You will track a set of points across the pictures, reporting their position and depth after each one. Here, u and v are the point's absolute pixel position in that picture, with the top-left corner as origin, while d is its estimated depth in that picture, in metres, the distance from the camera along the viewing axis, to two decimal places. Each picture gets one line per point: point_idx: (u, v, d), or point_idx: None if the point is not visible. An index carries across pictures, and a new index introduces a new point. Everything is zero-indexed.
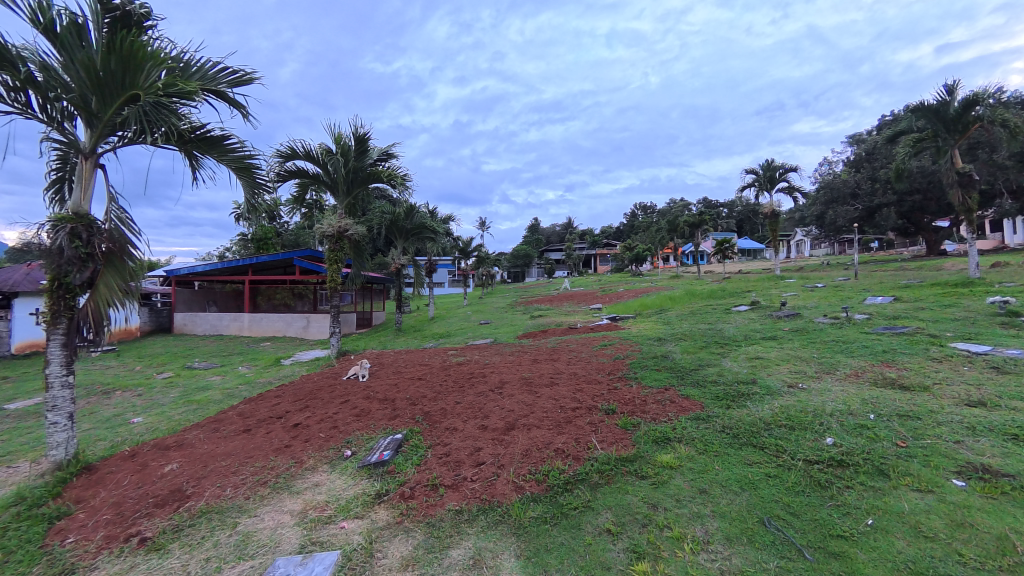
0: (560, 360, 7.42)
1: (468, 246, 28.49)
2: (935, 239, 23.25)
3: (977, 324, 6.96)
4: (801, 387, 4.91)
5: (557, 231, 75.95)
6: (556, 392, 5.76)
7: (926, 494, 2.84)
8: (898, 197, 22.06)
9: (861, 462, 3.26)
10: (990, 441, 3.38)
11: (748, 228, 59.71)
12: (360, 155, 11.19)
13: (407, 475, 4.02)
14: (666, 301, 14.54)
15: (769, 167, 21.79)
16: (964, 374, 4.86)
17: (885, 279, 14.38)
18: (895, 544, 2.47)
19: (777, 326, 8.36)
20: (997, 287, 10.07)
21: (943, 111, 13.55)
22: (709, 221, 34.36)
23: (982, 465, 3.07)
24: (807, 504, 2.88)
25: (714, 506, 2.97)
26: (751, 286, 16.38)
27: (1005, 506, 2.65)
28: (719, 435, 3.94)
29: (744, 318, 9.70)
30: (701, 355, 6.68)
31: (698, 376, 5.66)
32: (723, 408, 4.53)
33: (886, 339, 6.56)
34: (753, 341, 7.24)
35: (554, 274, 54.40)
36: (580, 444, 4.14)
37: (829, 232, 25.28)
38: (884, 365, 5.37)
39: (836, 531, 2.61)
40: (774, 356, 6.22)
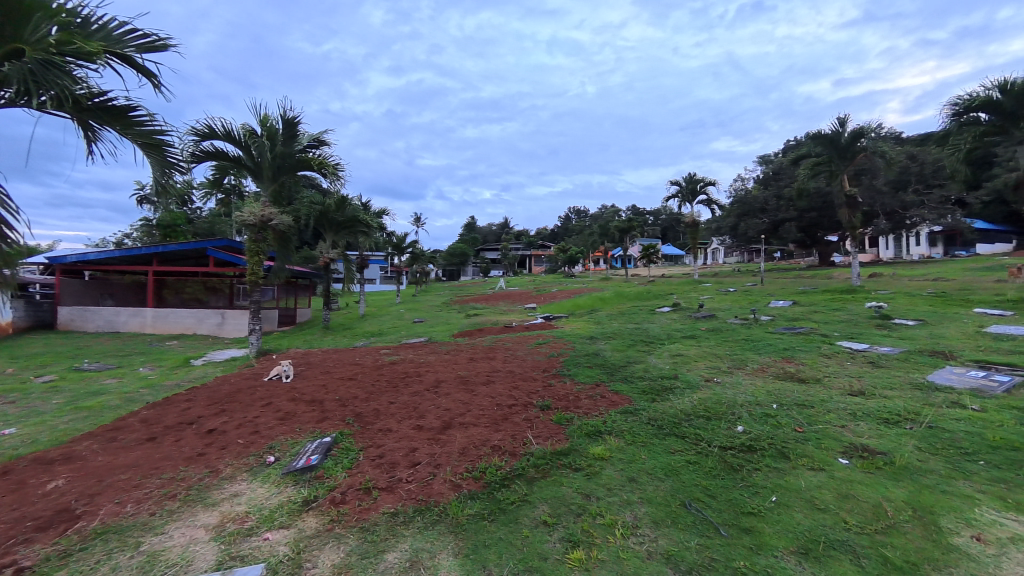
0: (496, 359, 7.48)
1: (402, 242, 27.74)
2: (827, 251, 26.36)
3: (858, 325, 8.09)
4: (716, 381, 5.39)
5: (494, 230, 76.39)
6: (492, 390, 5.82)
7: (818, 472, 3.26)
8: (799, 213, 24.76)
9: (766, 446, 3.66)
10: (866, 425, 3.95)
11: (672, 236, 63.83)
12: (288, 141, 10.50)
13: (337, 479, 3.85)
14: (597, 302, 15.23)
15: (691, 179, 23.54)
16: (848, 367, 5.63)
17: (786, 286, 16.16)
18: (795, 516, 2.80)
19: (695, 326, 9.05)
20: (872, 294, 11.75)
21: (837, 139, 15.49)
22: (637, 227, 36.34)
23: (862, 446, 3.58)
24: (723, 487, 3.17)
25: (642, 493, 3.18)
26: (674, 289, 17.64)
27: (881, 479, 3.13)
28: (645, 427, 4.21)
29: (667, 319, 10.41)
30: (629, 353, 7.08)
31: (626, 372, 6.02)
32: (649, 402, 4.84)
33: (787, 338, 7.39)
34: (676, 340, 7.81)
35: (489, 273, 54.44)
36: (516, 440, 4.22)
37: (741, 242, 27.89)
38: (784, 361, 6.07)
39: (747, 509, 2.91)
40: (693, 353, 6.77)
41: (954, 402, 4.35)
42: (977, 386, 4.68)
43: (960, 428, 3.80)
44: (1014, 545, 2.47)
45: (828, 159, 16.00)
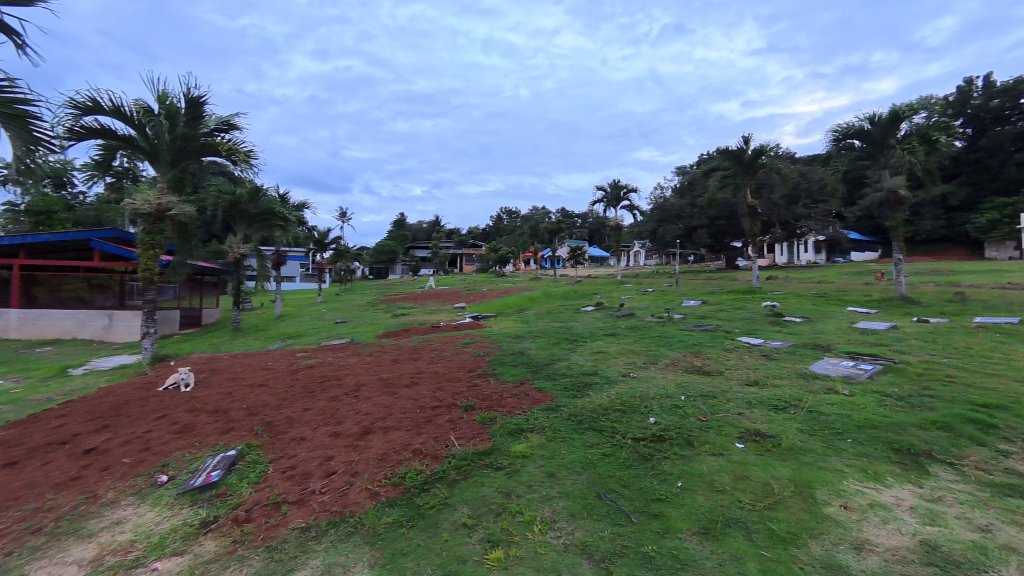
0: (422, 360, 7.28)
1: (325, 237, 26.22)
2: (733, 256, 29.00)
3: (756, 322, 8.97)
4: (633, 375, 5.69)
5: (425, 228, 74.93)
6: (416, 392, 5.65)
7: (718, 456, 3.54)
8: (710, 220, 27.01)
9: (674, 435, 3.91)
10: (759, 411, 4.38)
11: (598, 239, 66.76)
12: (192, 122, 9.45)
13: (242, 496, 3.50)
14: (526, 301, 15.47)
15: (616, 185, 24.77)
16: (746, 360, 6.23)
17: (697, 287, 17.61)
18: (698, 499, 3.01)
19: (616, 324, 9.51)
20: (768, 295, 13.18)
21: (741, 155, 17.13)
22: (565, 229, 37.51)
23: (756, 431, 3.95)
24: (635, 476, 3.32)
25: (561, 487, 3.23)
26: (599, 289, 18.46)
27: (770, 459, 3.47)
28: (566, 423, 4.31)
29: (591, 317, 10.82)
30: (554, 351, 7.26)
31: (550, 370, 6.14)
32: (570, 398, 4.98)
33: (696, 334, 7.99)
34: (598, 337, 8.16)
35: (419, 272, 53.19)
36: (439, 443, 4.12)
37: (660, 246, 29.85)
38: (693, 355, 6.57)
39: (656, 496, 3.06)
40: (613, 350, 7.09)
41: (829, 388, 4.97)
42: (848, 373, 5.38)
43: (833, 411, 4.34)
44: (872, 509, 2.86)
45: (735, 173, 17.63)
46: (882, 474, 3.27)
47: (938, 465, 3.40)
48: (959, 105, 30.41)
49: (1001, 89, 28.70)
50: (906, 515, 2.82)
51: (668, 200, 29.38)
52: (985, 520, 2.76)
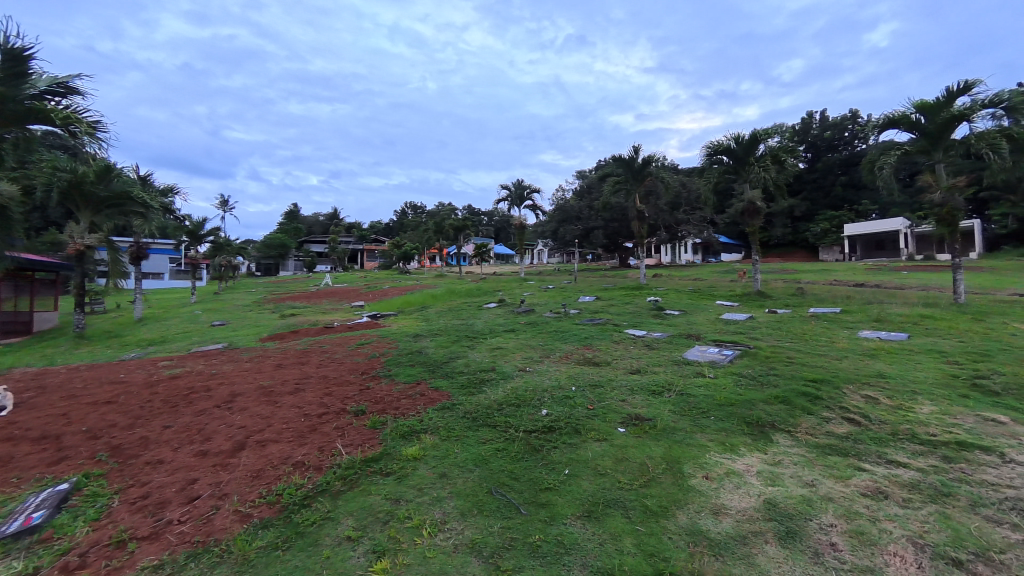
0: (309, 364, 6.71)
1: (198, 228, 22.99)
2: (625, 257, 31.42)
3: (641, 316, 9.81)
4: (528, 369, 5.84)
5: (322, 221, 69.75)
6: (300, 399, 5.17)
7: (602, 441, 3.78)
8: (605, 222, 28.99)
9: (563, 425, 4.09)
10: (640, 397, 4.77)
11: (504, 237, 67.89)
12: (13, 80, 7.46)
13: (74, 539, 2.89)
14: (428, 298, 15.16)
15: (519, 185, 25.37)
16: (630, 350, 6.77)
17: (594, 283, 18.80)
18: (582, 484, 3.17)
19: (516, 320, 9.72)
20: (653, 290, 14.56)
21: (632, 163, 18.60)
22: (471, 226, 37.50)
23: (636, 415, 4.29)
24: (526, 468, 3.40)
25: (452, 487, 3.17)
26: (502, 286, 18.79)
27: (647, 440, 3.79)
28: (461, 421, 4.27)
29: (492, 314, 10.94)
30: (452, 348, 7.19)
31: (447, 368, 6.05)
32: (466, 395, 4.96)
33: (588, 328, 8.49)
34: (497, 334, 8.26)
35: (315, 269, 49.32)
36: (323, 453, 3.80)
37: (561, 246, 31.28)
38: (585, 348, 6.96)
39: (545, 485, 3.16)
40: (511, 345, 7.23)
41: (698, 372, 5.61)
42: (713, 359, 6.13)
43: (700, 392, 4.88)
44: (728, 477, 3.25)
45: (626, 179, 19.10)
46: (736, 445, 3.76)
47: (778, 433, 4.00)
48: (803, 133, 36.31)
49: (830, 123, 35.05)
50: (753, 478, 3.26)
51: (569, 202, 30.93)
52: (811, 476, 3.30)
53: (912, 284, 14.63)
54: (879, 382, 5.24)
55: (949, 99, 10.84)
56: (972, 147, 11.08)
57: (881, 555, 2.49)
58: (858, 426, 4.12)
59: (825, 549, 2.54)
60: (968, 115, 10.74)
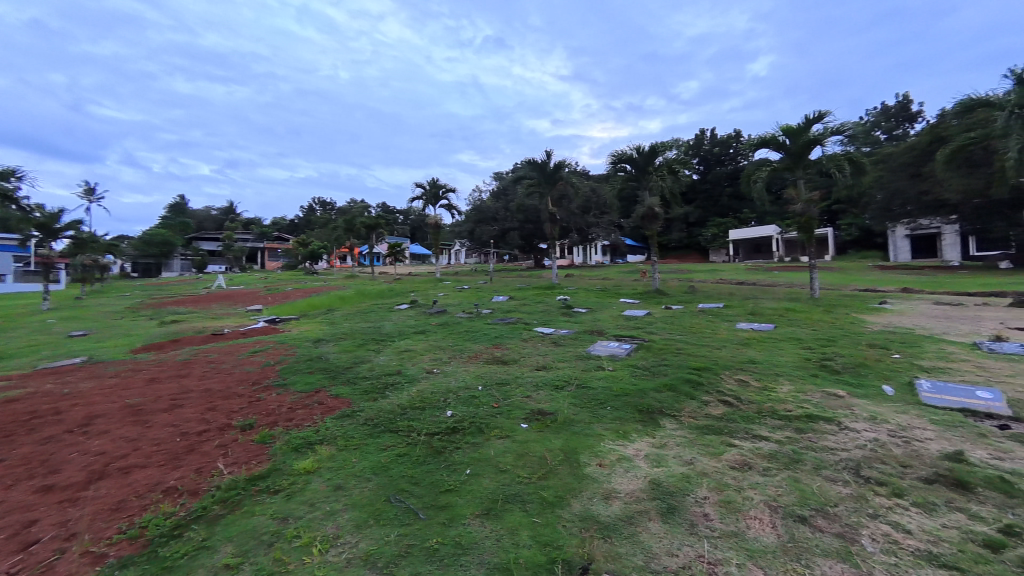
0: (189, 376, 5.98)
1: (52, 221, 19.38)
2: (541, 257, 32.43)
3: (551, 314, 10.21)
4: (435, 371, 5.78)
5: (215, 216, 62.69)
6: (176, 417, 4.59)
7: (504, 438, 3.87)
8: (520, 223, 29.69)
9: (467, 425, 4.12)
10: (545, 392, 4.96)
11: (420, 237, 66.35)
12: None
13: None
14: (335, 301, 14.33)
15: (435, 184, 25.01)
16: (538, 347, 7.00)
17: (509, 283, 19.14)
18: (483, 482, 3.22)
19: (427, 321, 9.57)
20: (564, 290, 15.20)
21: (544, 167, 19.29)
22: (385, 224, 36.09)
23: (540, 410, 4.45)
24: (426, 472, 3.36)
25: (348, 499, 3.04)
26: (416, 287, 18.36)
27: (547, 434, 3.95)
28: (361, 428, 4.11)
29: (402, 316, 10.63)
30: (357, 353, 6.87)
31: (350, 374, 5.78)
32: (368, 401, 4.77)
33: (499, 327, 8.63)
34: (406, 336, 8.05)
35: (206, 269, 44.12)
36: (200, 475, 3.41)
37: (478, 246, 31.49)
38: (495, 347, 7.05)
39: (445, 487, 3.15)
40: (420, 347, 7.10)
41: (598, 365, 5.97)
42: (613, 353, 6.55)
43: (599, 384, 5.20)
44: (619, 462, 3.51)
45: (538, 182, 19.76)
46: (629, 431, 4.06)
47: (665, 417, 4.41)
48: (696, 146, 40.24)
49: (718, 140, 39.24)
50: (641, 461, 3.55)
51: (486, 203, 31.30)
52: (690, 455, 3.68)
53: (780, 282, 16.95)
54: (750, 367, 6.00)
55: (807, 125, 12.72)
56: (824, 167, 13.11)
57: (744, 520, 2.84)
58: (730, 407, 4.69)
59: (698, 520, 2.84)
60: (821, 139, 12.68)
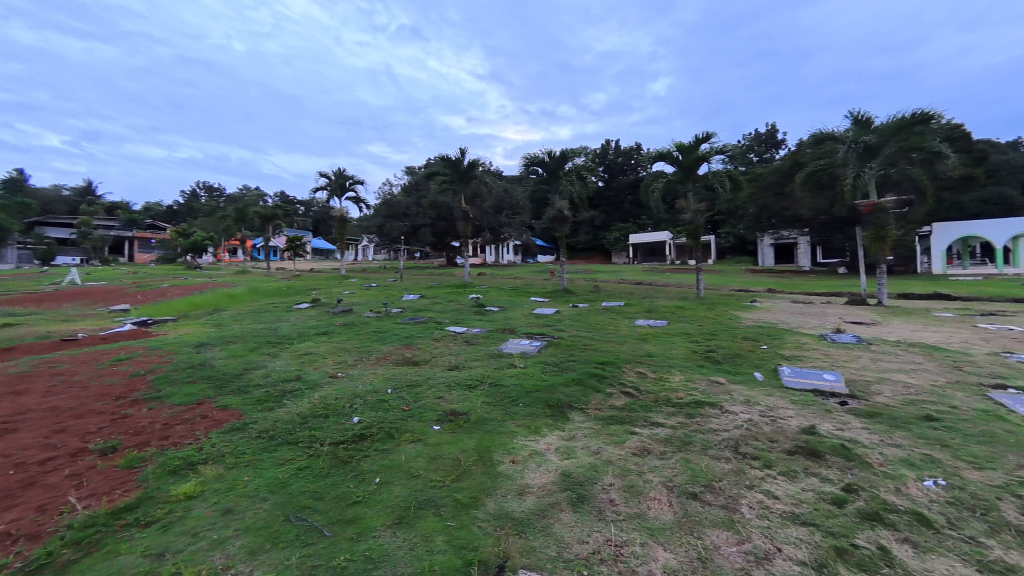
0: (26, 393, 4.89)
1: None
2: (453, 255, 32.13)
3: (463, 312, 10.16)
4: (340, 375, 5.42)
5: (62, 197, 52.24)
6: (6, 445, 3.71)
7: (415, 442, 3.75)
8: (432, 221, 29.10)
9: (376, 431, 3.92)
10: (457, 392, 4.91)
11: (325, 231, 61.99)
12: None
13: None
14: (222, 299, 12.77)
15: (341, 175, 23.48)
16: (450, 347, 6.92)
17: (420, 281, 18.68)
18: (394, 490, 3.09)
19: (331, 322, 8.96)
20: (477, 289, 15.25)
21: (458, 165, 19.16)
22: (283, 216, 33.02)
23: (452, 411, 4.40)
24: (331, 485, 3.13)
25: (238, 523, 2.71)
26: (319, 284, 17.09)
27: (459, 435, 3.92)
28: (254, 442, 3.71)
29: (302, 316, 9.81)
30: (249, 358, 6.19)
31: (240, 381, 5.18)
32: (263, 412, 4.32)
33: (410, 327, 8.38)
34: (307, 338, 7.44)
35: (50, 261, 36.59)
36: (42, 514, 2.80)
37: (388, 242, 30.29)
38: (405, 348, 6.83)
39: (353, 499, 2.96)
40: (323, 350, 6.61)
41: (510, 363, 6.08)
42: (524, 350, 6.72)
43: (512, 382, 5.30)
44: (531, 457, 3.60)
45: (452, 180, 19.56)
46: (540, 426, 4.19)
47: (573, 411, 4.64)
48: (602, 155, 42.97)
49: (621, 151, 42.26)
50: (551, 455, 3.68)
51: (396, 197, 30.22)
52: (596, 445, 3.90)
53: (671, 282, 18.78)
54: (646, 360, 6.55)
55: (696, 143, 14.23)
56: (709, 181, 14.77)
57: (645, 501, 3.08)
58: (631, 397, 5.07)
59: (605, 506, 3.02)
60: (707, 157, 14.27)
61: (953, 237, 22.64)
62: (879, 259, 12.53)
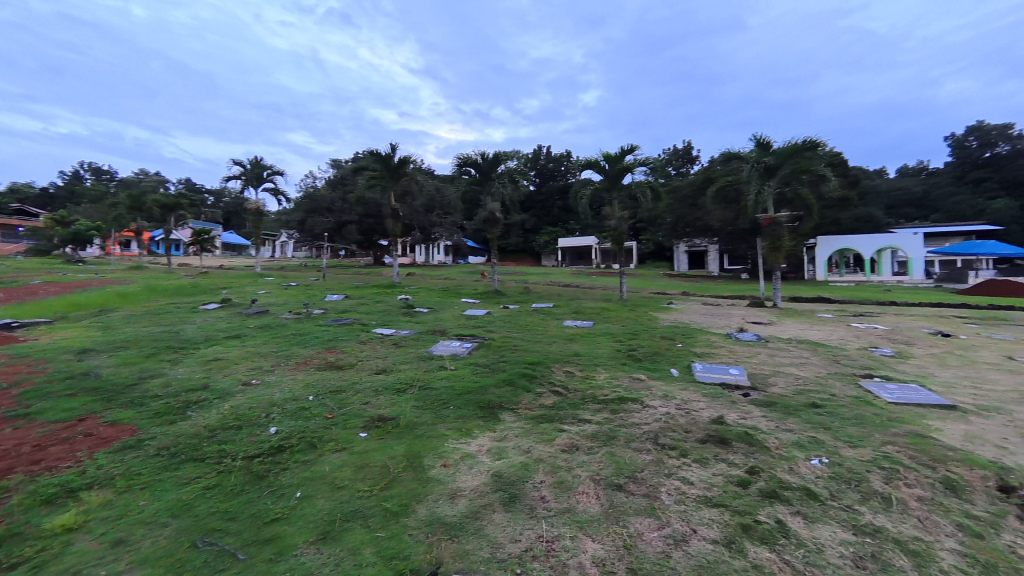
0: None
1: None
2: (381, 254, 30.95)
3: (391, 314, 9.80)
4: (255, 383, 4.96)
5: None
6: None
7: (340, 452, 3.55)
8: (359, 217, 27.82)
9: (296, 442, 3.65)
10: (384, 397, 4.73)
11: (237, 223, 56.69)
12: None
13: None
14: (109, 298, 11.14)
15: (258, 164, 21.60)
16: (377, 350, 6.65)
17: (345, 280, 17.76)
18: (318, 504, 2.89)
19: (244, 324, 8.20)
20: (406, 289, 14.85)
21: (388, 161, 18.53)
22: (187, 206, 29.63)
23: (380, 417, 4.22)
24: (245, 503, 2.86)
25: (133, 555, 2.38)
26: (229, 282, 15.57)
27: (387, 441, 3.78)
28: (151, 462, 3.27)
29: (209, 318, 8.84)
30: (143, 365, 5.46)
31: (133, 393, 4.55)
32: (162, 426, 3.83)
33: (334, 329, 7.92)
34: (215, 342, 6.74)
35: None
36: None
37: (309, 238, 28.46)
38: (327, 351, 6.44)
39: (270, 517, 2.73)
40: (234, 355, 6.02)
41: (440, 365, 6.00)
42: (454, 352, 6.66)
43: (442, 385, 5.21)
44: (462, 460, 3.57)
45: (381, 176, 18.88)
46: (471, 428, 4.17)
47: (504, 411, 4.68)
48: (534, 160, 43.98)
49: (552, 157, 43.51)
50: (483, 456, 3.67)
51: (320, 191, 28.54)
52: (527, 444, 3.97)
53: (596, 285, 19.67)
54: (574, 359, 6.80)
55: (621, 154, 15.06)
56: (632, 191, 15.70)
57: (574, 496, 3.19)
58: (559, 396, 5.23)
59: (536, 504, 3.08)
60: (630, 167, 15.16)
61: (834, 249, 26.26)
62: (773, 266, 14.15)
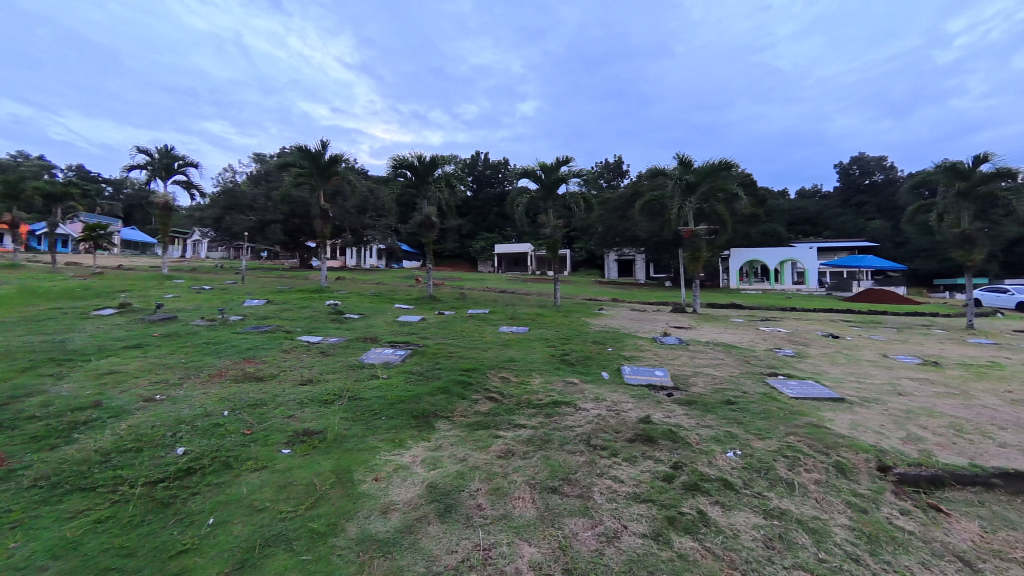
0: None
1: None
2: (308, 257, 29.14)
3: (318, 321, 9.23)
4: (159, 399, 4.42)
5: None
6: None
7: (260, 471, 3.27)
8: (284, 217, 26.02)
9: (207, 463, 3.30)
10: (310, 410, 4.43)
11: (138, 218, 50.52)
12: None
13: None
14: None
15: (168, 153, 19.45)
16: (302, 359, 6.23)
17: (266, 284, 16.48)
18: (233, 530, 2.63)
19: (146, 331, 7.30)
20: (336, 294, 14.09)
21: (318, 158, 17.57)
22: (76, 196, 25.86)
23: (305, 432, 3.95)
24: (145, 535, 2.53)
25: None
26: (125, 285, 13.78)
27: (313, 457, 3.54)
28: (23, 496, 2.79)
29: (102, 325, 7.75)
30: (13, 381, 4.65)
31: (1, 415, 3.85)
32: (38, 453, 3.28)
33: (253, 337, 7.30)
34: (109, 353, 5.92)
35: None
36: None
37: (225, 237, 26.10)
38: (245, 361, 5.91)
39: (176, 549, 2.44)
40: (132, 368, 5.32)
41: (372, 374, 5.76)
42: (387, 360, 6.44)
43: (373, 395, 5.00)
44: (396, 472, 3.44)
45: (310, 173, 17.83)
46: (405, 439, 4.04)
47: (439, 419, 4.59)
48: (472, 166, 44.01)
49: (490, 164, 43.84)
50: (417, 468, 3.57)
51: (239, 187, 26.35)
52: (463, 452, 3.92)
53: (531, 292, 20.04)
54: (509, 365, 6.85)
55: (557, 165, 15.53)
56: (567, 201, 16.23)
57: (511, 501, 3.21)
58: (495, 402, 5.24)
59: (473, 512, 3.05)
60: (565, 178, 15.68)
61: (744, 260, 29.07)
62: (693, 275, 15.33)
